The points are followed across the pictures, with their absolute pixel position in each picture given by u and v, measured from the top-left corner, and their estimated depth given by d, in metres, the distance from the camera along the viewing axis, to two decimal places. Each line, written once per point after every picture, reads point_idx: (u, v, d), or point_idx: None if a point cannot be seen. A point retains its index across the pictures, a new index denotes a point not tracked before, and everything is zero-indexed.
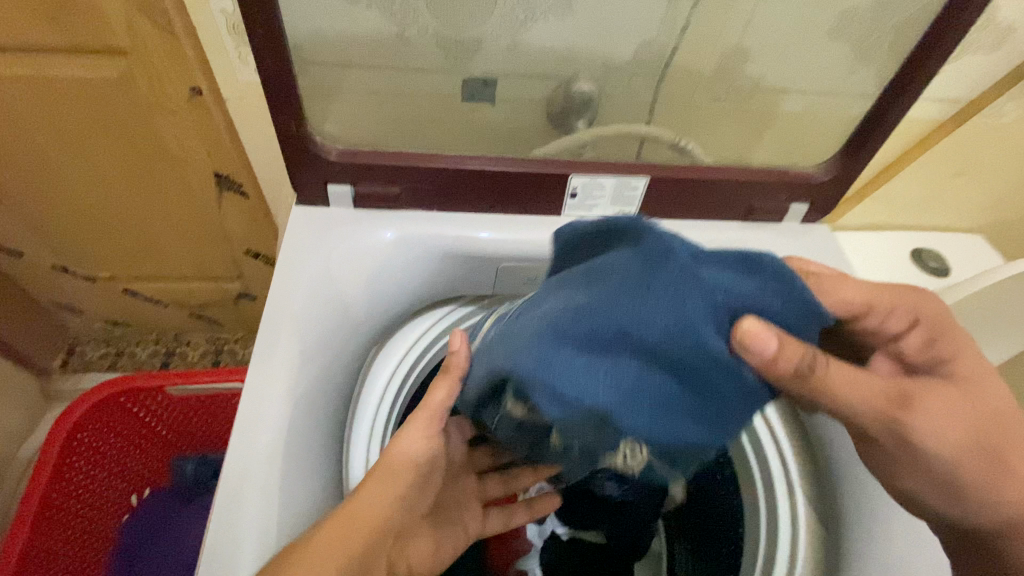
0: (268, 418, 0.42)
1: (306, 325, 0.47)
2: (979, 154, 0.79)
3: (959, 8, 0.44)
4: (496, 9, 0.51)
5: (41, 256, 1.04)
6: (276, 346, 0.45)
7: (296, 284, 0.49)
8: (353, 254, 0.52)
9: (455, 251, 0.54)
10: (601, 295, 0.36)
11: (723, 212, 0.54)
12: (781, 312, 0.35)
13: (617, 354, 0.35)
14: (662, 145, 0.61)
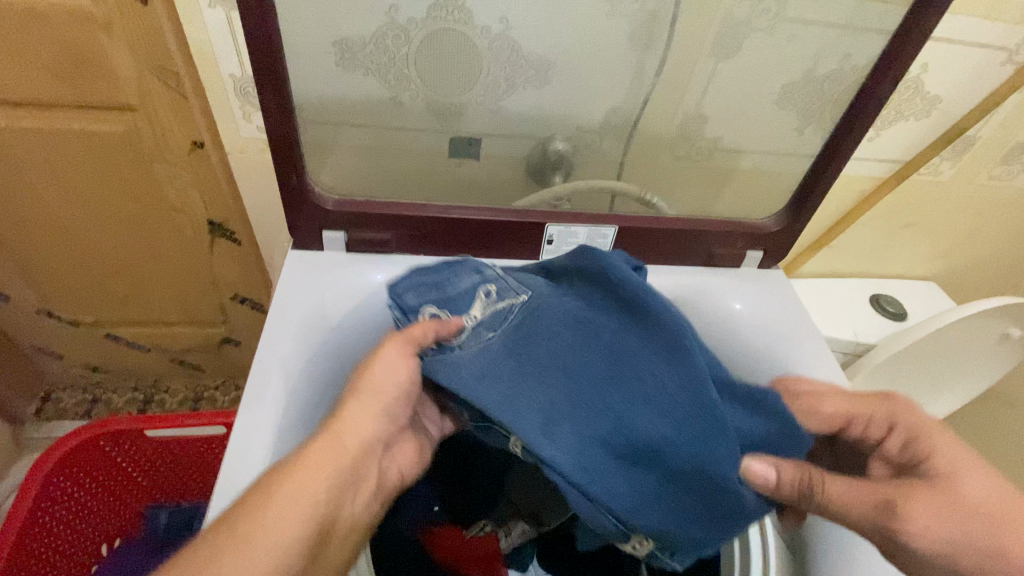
0: (257, 454, 0.42)
1: (298, 364, 0.49)
2: (922, 208, 0.86)
3: (876, 84, 0.51)
4: (480, 78, 0.57)
5: (27, 300, 1.05)
6: (269, 382, 0.46)
7: (288, 327, 0.51)
8: (345, 296, 0.55)
9: None
10: (639, 401, 0.40)
11: (686, 258, 0.59)
12: (771, 444, 0.42)
13: (632, 466, 0.40)
14: (631, 200, 0.67)
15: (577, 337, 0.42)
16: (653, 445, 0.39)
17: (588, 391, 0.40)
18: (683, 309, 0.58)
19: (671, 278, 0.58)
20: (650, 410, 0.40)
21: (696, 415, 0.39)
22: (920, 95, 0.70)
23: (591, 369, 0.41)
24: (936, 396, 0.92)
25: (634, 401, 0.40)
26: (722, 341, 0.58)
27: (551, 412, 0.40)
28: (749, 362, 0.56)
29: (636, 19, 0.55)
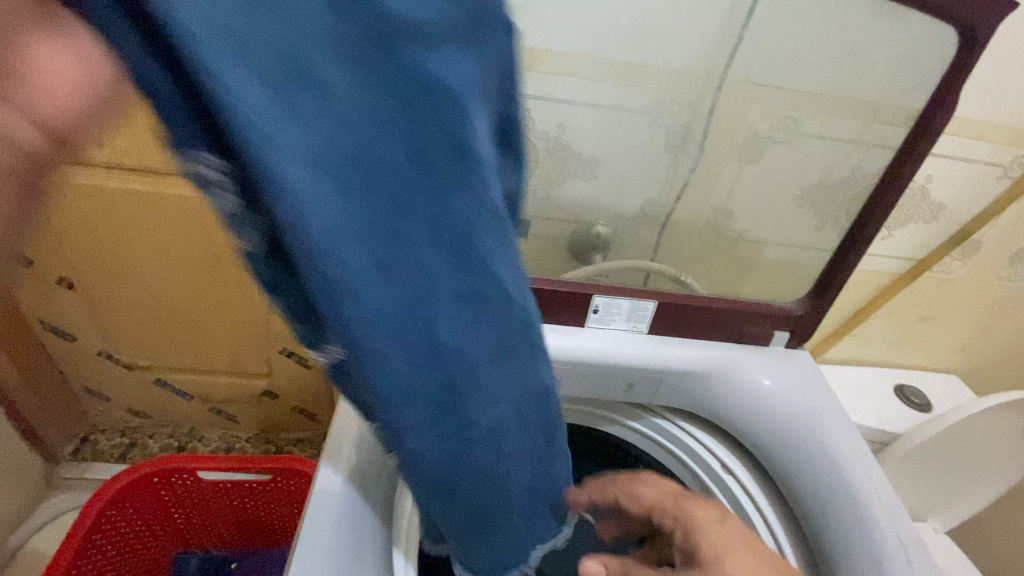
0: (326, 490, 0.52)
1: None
2: (938, 304, 0.91)
3: (881, 197, 0.60)
4: (536, 171, 0.67)
5: (92, 342, 1.13)
6: None
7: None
8: None
9: None
10: (477, 340, 0.29)
11: (719, 334, 0.64)
12: (532, 471, 0.41)
13: (421, 365, 0.28)
14: (665, 278, 0.74)
15: (476, 197, 0.25)
16: (465, 400, 0.31)
17: (426, 278, 0.26)
18: (723, 383, 0.61)
19: (707, 352, 0.62)
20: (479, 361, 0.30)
21: (513, 399, 0.34)
22: (925, 202, 0.78)
23: (448, 254, 0.26)
24: (964, 493, 0.91)
25: (469, 342, 0.29)
26: (758, 416, 0.60)
27: (371, 214, 0.23)
28: (785, 438, 0.58)
29: (672, 129, 0.65)
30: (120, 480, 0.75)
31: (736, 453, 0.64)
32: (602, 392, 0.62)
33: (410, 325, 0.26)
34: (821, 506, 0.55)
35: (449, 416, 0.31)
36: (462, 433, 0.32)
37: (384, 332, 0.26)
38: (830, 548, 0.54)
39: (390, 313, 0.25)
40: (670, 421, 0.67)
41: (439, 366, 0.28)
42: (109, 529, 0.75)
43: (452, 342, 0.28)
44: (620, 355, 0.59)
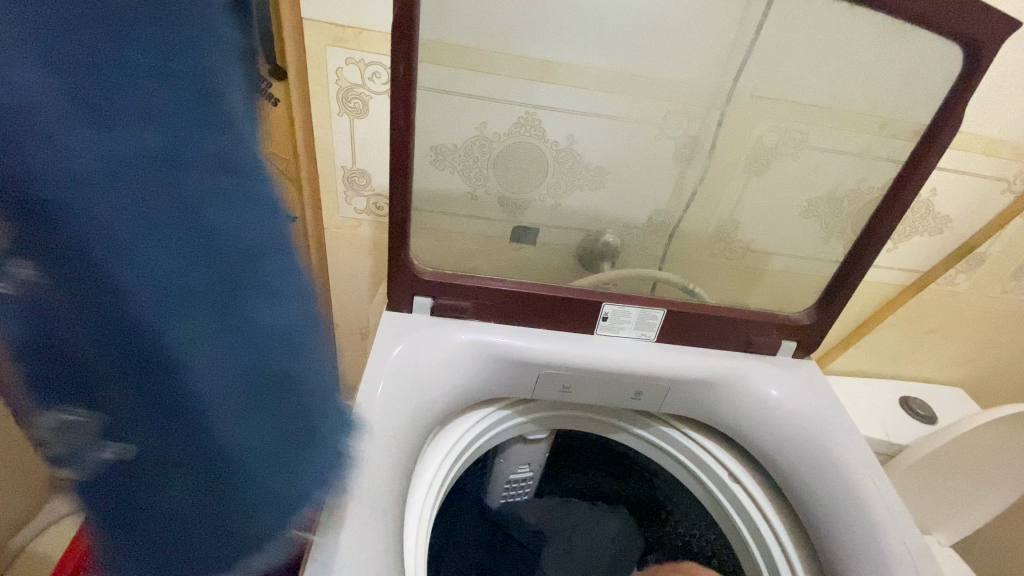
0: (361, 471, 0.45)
1: (389, 417, 0.49)
2: (943, 317, 0.92)
3: (886, 212, 0.61)
4: (546, 179, 0.68)
5: None
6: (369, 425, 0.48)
7: (384, 371, 0.52)
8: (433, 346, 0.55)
9: (509, 356, 0.57)
10: (208, 194, 0.19)
11: (728, 343, 0.64)
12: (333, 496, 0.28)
13: (151, 270, 0.19)
14: (673, 287, 0.74)
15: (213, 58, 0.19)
16: (206, 269, 0.20)
17: (122, 94, 0.17)
18: (731, 391, 0.62)
19: (716, 360, 0.63)
20: (241, 232, 0.20)
21: (296, 294, 0.23)
22: (930, 216, 0.79)
23: (154, 45, 0.18)
24: (970, 506, 0.91)
25: (202, 180, 0.19)
26: (766, 425, 0.60)
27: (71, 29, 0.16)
28: (792, 447, 0.59)
29: (681, 142, 0.66)
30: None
31: (743, 462, 0.64)
32: (611, 399, 0.63)
33: (129, 204, 0.18)
34: (829, 514, 0.55)
35: (193, 291, 0.19)
36: (201, 324, 0.20)
37: (47, 133, 0.16)
38: (838, 557, 0.54)
39: (51, 94, 0.16)
40: (677, 430, 0.67)
41: (153, 202, 0.18)
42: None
43: (167, 163, 0.18)
44: (630, 362, 0.60)
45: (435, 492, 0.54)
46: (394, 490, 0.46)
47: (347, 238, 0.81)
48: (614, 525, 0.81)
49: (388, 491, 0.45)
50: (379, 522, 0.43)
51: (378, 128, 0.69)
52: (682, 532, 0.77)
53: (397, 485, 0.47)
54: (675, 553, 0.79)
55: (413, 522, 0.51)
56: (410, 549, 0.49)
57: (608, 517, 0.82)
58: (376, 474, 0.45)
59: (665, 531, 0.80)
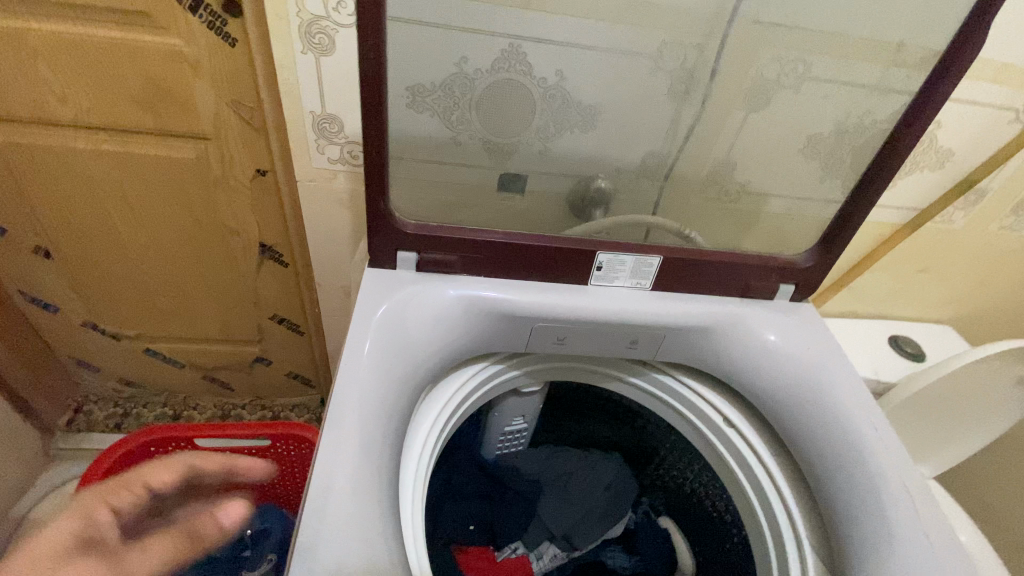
0: (348, 435, 0.43)
1: (378, 379, 0.47)
2: (938, 254, 0.91)
3: (887, 156, 0.58)
4: (533, 121, 0.63)
5: (76, 312, 1.09)
6: (356, 385, 0.46)
7: (369, 333, 0.49)
8: (418, 306, 0.52)
9: (500, 310, 0.55)
10: None
11: (726, 289, 0.62)
12: None
13: None
14: (668, 234, 0.71)
15: None
16: None
17: None
18: (727, 339, 0.61)
19: (713, 308, 0.61)
20: None
21: None
22: (933, 149, 0.76)
23: None
24: (952, 440, 0.94)
25: None
26: (763, 371, 0.60)
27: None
28: (790, 393, 0.58)
29: (676, 75, 0.61)
30: (121, 447, 0.72)
31: (740, 407, 0.64)
32: (606, 350, 0.61)
33: None
34: (822, 455, 0.56)
35: None
36: None
37: None
38: (829, 493, 0.55)
39: None
40: (672, 378, 0.67)
41: None
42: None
43: None
44: (626, 313, 0.58)
45: (430, 448, 0.53)
46: (388, 452, 0.45)
47: (323, 192, 0.76)
48: (608, 471, 0.81)
49: (381, 451, 0.44)
50: (372, 482, 0.42)
51: (347, 66, 0.63)
52: (677, 473, 0.78)
53: (390, 446, 0.46)
54: (672, 491, 0.81)
55: (409, 479, 0.50)
56: (406, 505, 0.48)
57: (605, 462, 0.82)
58: (369, 436, 0.44)
59: (662, 470, 0.81)
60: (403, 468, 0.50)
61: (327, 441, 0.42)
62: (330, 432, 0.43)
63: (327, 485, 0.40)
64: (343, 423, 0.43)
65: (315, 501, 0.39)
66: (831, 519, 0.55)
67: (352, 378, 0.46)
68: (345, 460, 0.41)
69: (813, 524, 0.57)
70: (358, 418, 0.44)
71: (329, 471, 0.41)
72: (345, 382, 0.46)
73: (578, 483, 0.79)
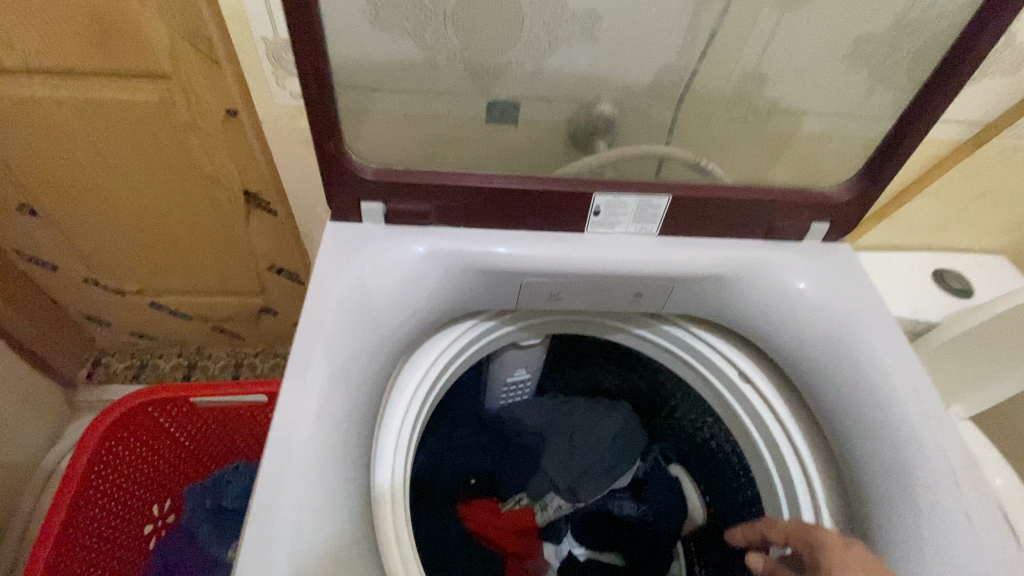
0: (303, 417, 0.39)
1: (340, 352, 0.42)
2: (1001, 176, 0.79)
3: (957, 61, 0.47)
4: (520, 36, 0.53)
5: (74, 269, 1.07)
6: (313, 360, 0.41)
7: (330, 297, 0.44)
8: (384, 267, 0.46)
9: (481, 266, 0.48)
10: None
11: (747, 230, 0.54)
12: None
13: None
14: (683, 166, 0.61)
15: None
16: None
17: None
18: (745, 288, 0.53)
19: (730, 254, 0.53)
20: None
21: None
22: (1012, 46, 0.63)
23: None
24: (995, 381, 0.86)
25: None
26: (784, 324, 0.53)
27: None
28: (814, 348, 0.52)
29: None
30: (97, 432, 0.66)
31: (756, 360, 0.58)
32: (607, 304, 0.55)
33: None
34: (847, 419, 0.50)
35: None
36: None
37: None
38: (852, 458, 0.49)
39: None
40: (683, 329, 0.61)
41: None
42: (109, 476, 0.69)
43: None
44: (627, 263, 0.50)
45: (413, 414, 0.49)
46: (353, 429, 0.41)
47: None
48: (616, 422, 0.77)
49: (344, 429, 0.40)
50: (333, 464, 0.38)
51: None
52: (688, 422, 0.74)
53: (357, 424, 0.42)
54: (686, 435, 0.76)
55: (387, 451, 0.46)
56: (383, 477, 0.45)
57: (611, 413, 0.78)
58: (328, 413, 0.40)
59: (674, 416, 0.76)
60: (381, 440, 0.47)
61: (281, 421, 0.39)
62: (283, 414, 0.39)
63: (280, 471, 0.37)
64: (299, 401, 0.39)
65: (268, 491, 0.36)
66: (852, 485, 0.50)
67: (309, 349, 0.42)
68: (299, 445, 0.38)
69: (834, 487, 0.52)
70: (318, 394, 0.40)
71: (282, 455, 0.37)
72: (302, 353, 0.41)
73: (584, 434, 0.75)
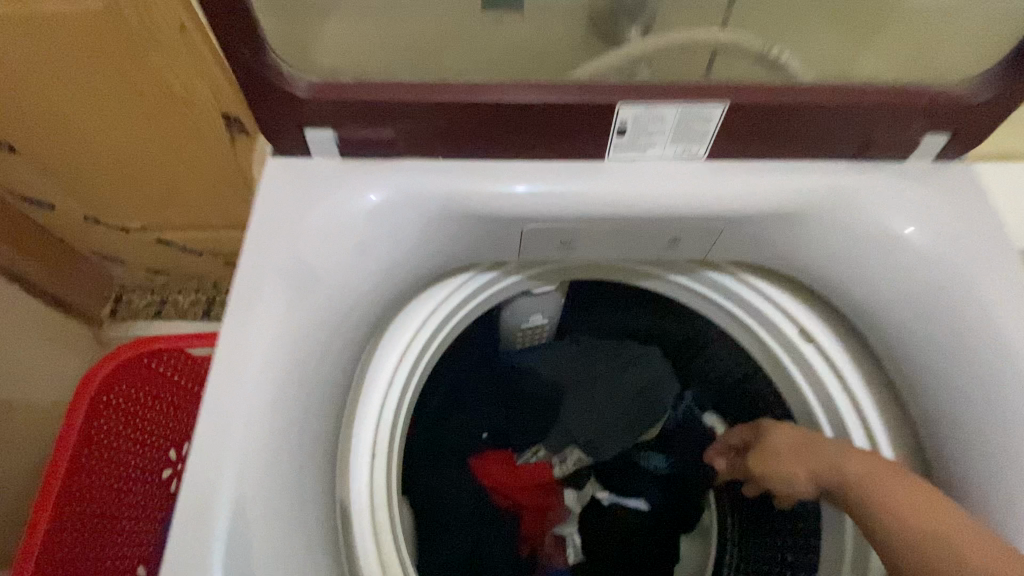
0: (236, 412, 0.33)
1: (282, 329, 0.35)
2: None
3: None
4: None
5: (71, 207, 1.00)
6: (249, 340, 0.34)
7: (270, 260, 0.36)
8: (336, 219, 0.37)
9: (463, 212, 0.39)
10: None
11: (827, 147, 0.40)
12: None
13: None
14: (742, 57, 0.45)
15: None
16: None
17: None
18: (807, 232, 0.42)
19: (797, 185, 0.40)
20: None
21: None
22: None
23: None
24: None
25: None
26: (854, 278, 0.42)
27: None
28: (896, 309, 0.41)
29: None
30: (91, 384, 0.64)
31: (813, 315, 0.47)
32: (633, 251, 0.44)
33: None
34: (943, 399, 0.40)
35: None
36: None
37: None
38: (946, 448, 0.40)
39: None
40: (726, 276, 0.49)
41: None
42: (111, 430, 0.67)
43: None
44: (654, 198, 0.39)
45: (397, 391, 0.42)
46: (303, 423, 0.35)
47: None
48: (650, 372, 0.68)
49: (289, 428, 0.34)
50: (274, 466, 0.33)
51: None
52: (727, 373, 0.65)
53: (308, 413, 0.35)
54: (724, 385, 0.67)
55: (364, 435, 0.40)
56: (358, 465, 0.40)
57: (644, 363, 0.68)
58: (268, 413, 0.33)
59: (705, 364, 0.68)
60: (358, 422, 0.40)
61: (206, 425, 0.32)
62: (212, 408, 0.33)
63: (210, 481, 0.31)
64: (232, 399, 0.33)
65: (199, 500, 0.31)
66: (943, 477, 0.41)
67: (244, 333, 0.34)
68: (231, 447, 0.32)
69: (911, 473, 0.43)
70: (253, 391, 0.33)
71: (209, 467, 0.31)
72: (236, 339, 0.34)
73: (607, 385, 0.67)
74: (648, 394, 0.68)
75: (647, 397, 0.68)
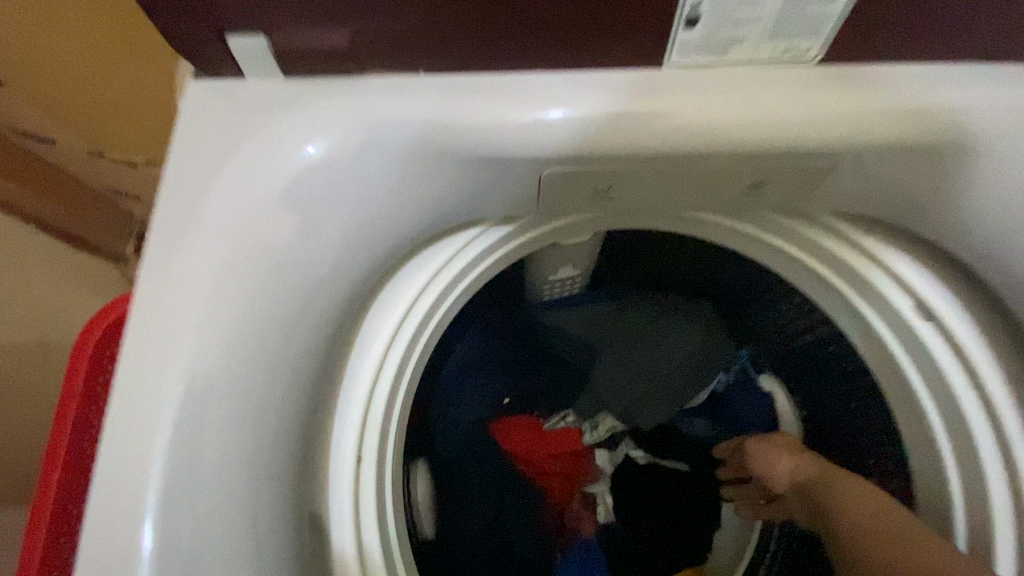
0: (161, 401, 0.27)
1: (212, 304, 0.28)
2: None
3: None
4: None
5: (71, 140, 0.72)
6: (175, 318, 0.28)
7: (200, 219, 0.29)
8: (274, 163, 0.29)
9: (449, 150, 0.29)
10: None
11: (968, 28, 0.28)
12: None
13: None
14: None
15: None
16: None
17: None
18: (911, 172, 0.31)
19: (920, 101, 0.29)
20: None
21: None
22: None
23: None
24: None
25: None
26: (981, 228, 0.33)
27: None
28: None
29: None
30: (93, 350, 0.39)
31: (913, 276, 0.37)
32: (706, 196, 0.33)
33: None
34: None
35: None
36: None
37: None
38: None
39: None
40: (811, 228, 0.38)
41: None
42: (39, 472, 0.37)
43: None
44: (719, 124, 0.29)
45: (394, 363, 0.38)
46: (245, 409, 0.30)
47: None
48: (694, 332, 0.58)
49: (233, 423, 0.30)
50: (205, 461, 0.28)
51: None
52: (796, 335, 0.55)
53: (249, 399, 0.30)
54: (788, 348, 0.58)
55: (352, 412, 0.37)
56: (343, 445, 0.36)
57: (688, 322, 0.58)
58: (205, 409, 0.28)
59: (758, 321, 0.59)
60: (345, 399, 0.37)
61: (116, 425, 0.27)
62: (124, 398, 0.27)
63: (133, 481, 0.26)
64: (154, 389, 0.27)
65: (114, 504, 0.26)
66: None
67: (164, 312, 0.28)
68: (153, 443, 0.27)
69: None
70: (181, 381, 0.27)
71: (130, 472, 0.26)
72: (155, 319, 0.28)
73: (645, 343, 0.58)
74: (693, 357, 0.59)
75: (695, 359, 0.59)
